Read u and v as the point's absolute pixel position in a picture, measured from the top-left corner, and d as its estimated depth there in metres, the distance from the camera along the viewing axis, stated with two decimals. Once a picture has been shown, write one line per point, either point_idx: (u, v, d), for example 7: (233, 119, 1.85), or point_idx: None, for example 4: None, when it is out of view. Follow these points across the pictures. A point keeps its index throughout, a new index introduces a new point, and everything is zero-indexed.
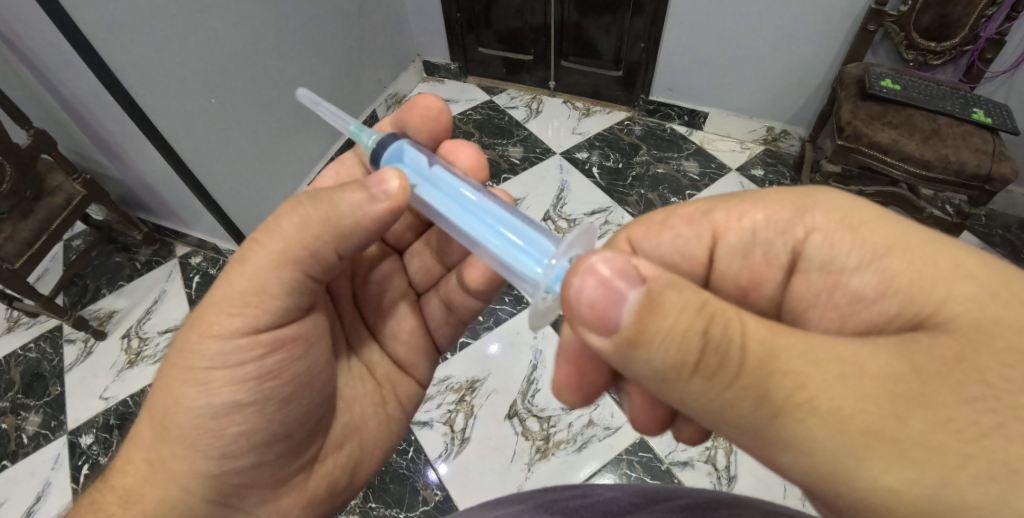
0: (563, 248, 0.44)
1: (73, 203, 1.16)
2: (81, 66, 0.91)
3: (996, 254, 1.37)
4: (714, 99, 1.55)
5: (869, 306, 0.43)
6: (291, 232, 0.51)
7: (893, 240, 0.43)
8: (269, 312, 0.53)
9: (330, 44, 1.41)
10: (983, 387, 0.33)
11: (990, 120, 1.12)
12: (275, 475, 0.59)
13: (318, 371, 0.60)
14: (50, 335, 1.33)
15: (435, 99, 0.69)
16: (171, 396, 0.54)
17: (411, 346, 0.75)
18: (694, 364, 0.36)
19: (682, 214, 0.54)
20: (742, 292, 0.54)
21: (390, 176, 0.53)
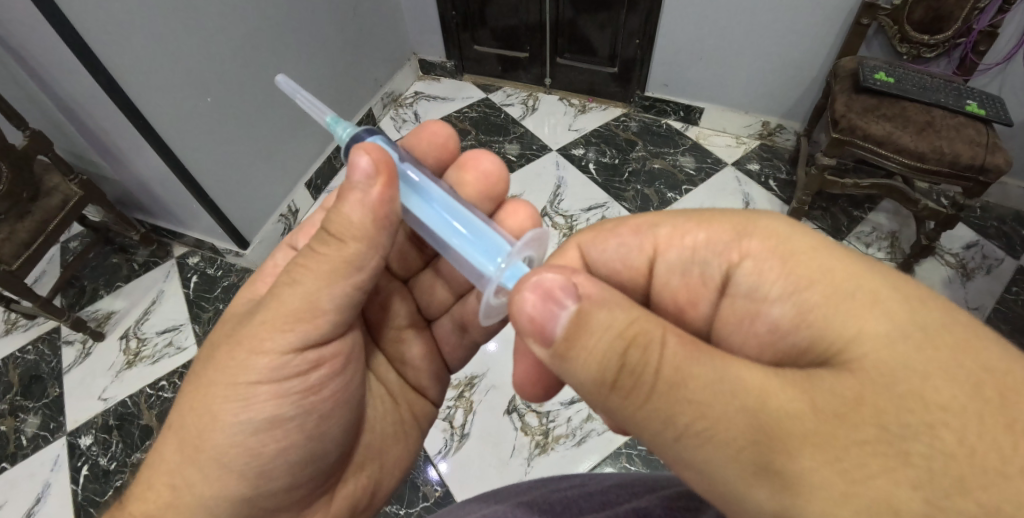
0: (520, 245, 0.49)
1: (69, 204, 1.16)
2: (79, 68, 0.91)
3: (990, 246, 1.37)
4: (710, 94, 1.56)
5: (785, 337, 0.41)
6: (338, 251, 0.51)
7: (816, 271, 0.40)
8: (318, 328, 0.54)
9: (326, 43, 1.41)
10: (878, 431, 0.31)
11: (983, 111, 1.12)
12: (304, 493, 0.59)
13: (353, 388, 0.61)
14: (47, 337, 1.33)
15: (445, 126, 0.71)
16: (207, 411, 0.53)
17: (422, 370, 0.74)
18: (612, 382, 0.37)
19: (630, 224, 0.53)
20: (679, 311, 0.52)
21: (358, 153, 0.49)
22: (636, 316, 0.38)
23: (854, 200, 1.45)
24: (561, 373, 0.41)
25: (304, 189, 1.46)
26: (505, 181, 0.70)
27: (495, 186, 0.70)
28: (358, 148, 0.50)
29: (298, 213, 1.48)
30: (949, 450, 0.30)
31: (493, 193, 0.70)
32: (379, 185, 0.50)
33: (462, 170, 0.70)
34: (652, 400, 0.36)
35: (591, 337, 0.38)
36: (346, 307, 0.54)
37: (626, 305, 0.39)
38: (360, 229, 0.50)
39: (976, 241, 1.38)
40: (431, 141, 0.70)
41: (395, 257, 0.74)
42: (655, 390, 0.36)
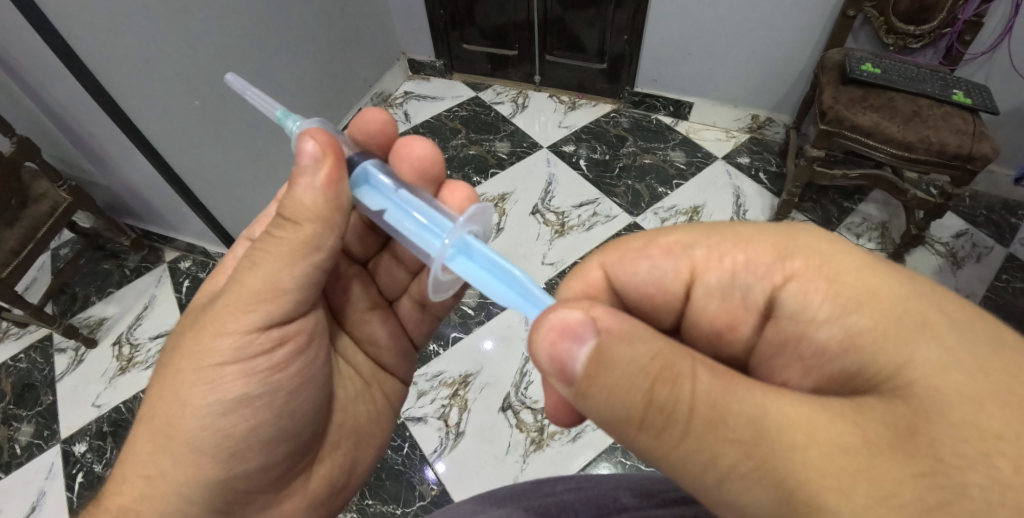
0: (462, 220, 0.49)
1: (58, 211, 1.16)
2: (63, 72, 0.90)
3: (980, 234, 1.38)
4: (699, 89, 1.56)
5: (832, 362, 0.38)
6: (295, 234, 0.51)
7: (866, 294, 0.38)
8: (281, 308, 0.54)
9: (314, 45, 1.41)
10: (934, 462, 0.30)
11: (969, 100, 1.13)
12: (279, 473, 0.59)
13: (320, 365, 0.61)
14: (39, 345, 1.33)
15: (380, 111, 0.69)
16: (175, 397, 0.52)
17: (392, 348, 0.75)
18: (639, 422, 0.35)
19: (662, 244, 0.49)
20: (716, 332, 0.49)
21: (304, 139, 0.51)
22: (661, 348, 0.36)
23: (844, 192, 1.46)
24: (587, 411, 0.38)
25: None
26: (440, 162, 0.68)
27: (433, 169, 0.68)
28: (305, 134, 0.51)
29: None
30: (1006, 480, 0.29)
31: (430, 176, 0.68)
32: (327, 166, 0.51)
33: (398, 159, 0.67)
34: (688, 439, 0.34)
35: (615, 372, 0.35)
36: (309, 286, 0.55)
37: (649, 336, 0.36)
38: (314, 211, 0.51)
39: (965, 230, 1.39)
40: (368, 130, 0.69)
41: (355, 239, 0.73)
42: (690, 430, 0.34)
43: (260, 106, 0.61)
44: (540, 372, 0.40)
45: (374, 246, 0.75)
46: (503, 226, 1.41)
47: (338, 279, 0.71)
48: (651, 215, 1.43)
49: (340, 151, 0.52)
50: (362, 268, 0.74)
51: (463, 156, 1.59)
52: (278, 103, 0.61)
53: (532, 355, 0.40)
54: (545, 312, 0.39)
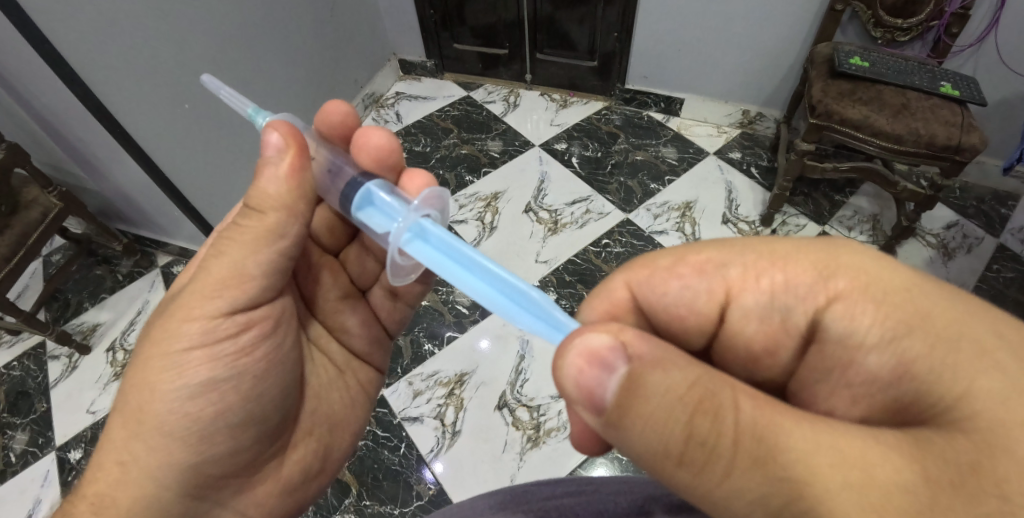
0: (416, 204, 0.51)
1: (49, 216, 1.15)
2: (51, 77, 0.89)
3: (970, 225, 1.39)
4: (690, 85, 1.57)
5: (885, 389, 0.38)
6: (259, 222, 0.52)
7: (917, 317, 0.37)
8: (247, 293, 0.54)
9: (304, 47, 1.41)
10: (999, 502, 0.28)
11: (957, 92, 1.14)
12: (249, 458, 0.59)
13: (287, 350, 0.61)
14: (32, 353, 1.32)
15: (341, 103, 0.69)
16: (144, 383, 0.53)
17: (366, 337, 0.76)
18: (678, 458, 0.34)
19: (692, 262, 0.47)
20: (753, 356, 0.48)
21: (268, 132, 0.53)
22: (698, 375, 0.35)
23: (835, 185, 1.47)
24: (621, 444, 0.37)
25: None
26: (397, 147, 0.67)
27: (391, 156, 0.68)
28: (269, 127, 0.54)
29: None
30: None
31: (387, 164, 0.68)
32: (290, 157, 0.53)
33: (355, 147, 0.67)
34: (733, 476, 0.33)
35: (650, 401, 0.34)
36: (274, 273, 0.55)
37: (684, 364, 0.35)
38: (279, 200, 0.53)
39: (956, 221, 1.40)
40: (328, 121, 0.69)
41: (324, 229, 0.73)
42: (734, 466, 0.33)
43: (232, 104, 0.62)
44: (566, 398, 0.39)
45: (343, 237, 0.75)
46: (496, 225, 1.41)
47: (308, 268, 0.70)
48: (644, 211, 1.43)
49: (304, 144, 0.54)
50: (333, 259, 0.74)
51: (455, 156, 1.59)
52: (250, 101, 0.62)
53: (557, 381, 0.39)
54: (569, 337, 0.38)
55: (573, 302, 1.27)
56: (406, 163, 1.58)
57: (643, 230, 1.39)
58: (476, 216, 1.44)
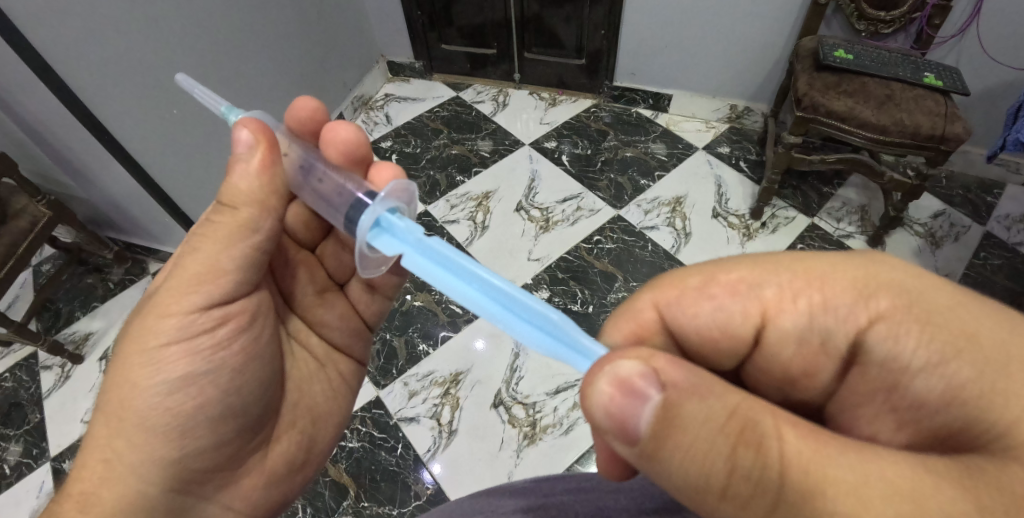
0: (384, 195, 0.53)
1: (39, 225, 1.14)
2: (36, 84, 0.88)
3: (957, 214, 1.41)
4: (677, 81, 1.58)
5: (932, 415, 0.39)
6: (232, 217, 0.54)
7: (962, 338, 0.38)
8: (223, 289, 0.55)
9: (292, 50, 1.41)
10: None
11: (941, 82, 1.15)
12: (232, 452, 0.59)
13: (265, 343, 0.61)
14: (24, 364, 1.31)
15: (310, 99, 0.69)
16: (125, 380, 0.53)
17: (347, 331, 0.76)
18: (721, 491, 0.34)
19: (725, 282, 0.47)
20: (789, 379, 0.48)
21: (238, 129, 0.56)
22: (737, 404, 0.35)
23: (823, 177, 1.48)
24: (657, 474, 0.36)
25: None
26: (366, 141, 0.68)
27: (360, 151, 0.69)
28: (240, 124, 0.56)
29: None
30: None
31: (356, 157, 0.69)
32: (260, 152, 0.56)
33: (324, 142, 0.68)
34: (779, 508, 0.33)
35: (688, 431, 0.34)
36: (249, 267, 0.56)
37: (721, 391, 0.35)
38: (250, 195, 0.55)
39: (943, 210, 1.41)
40: (297, 117, 0.69)
41: (299, 224, 0.72)
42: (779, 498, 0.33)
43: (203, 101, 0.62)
44: (591, 424, 0.39)
45: (319, 232, 0.74)
46: (488, 224, 1.41)
47: (285, 264, 0.70)
48: (635, 207, 1.44)
49: (274, 139, 0.57)
50: (309, 255, 0.74)
51: (446, 156, 1.59)
52: (223, 99, 0.62)
53: (584, 406, 0.38)
54: (598, 363, 0.38)
55: (566, 299, 1.28)
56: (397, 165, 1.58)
57: (635, 226, 1.40)
58: (468, 215, 1.44)
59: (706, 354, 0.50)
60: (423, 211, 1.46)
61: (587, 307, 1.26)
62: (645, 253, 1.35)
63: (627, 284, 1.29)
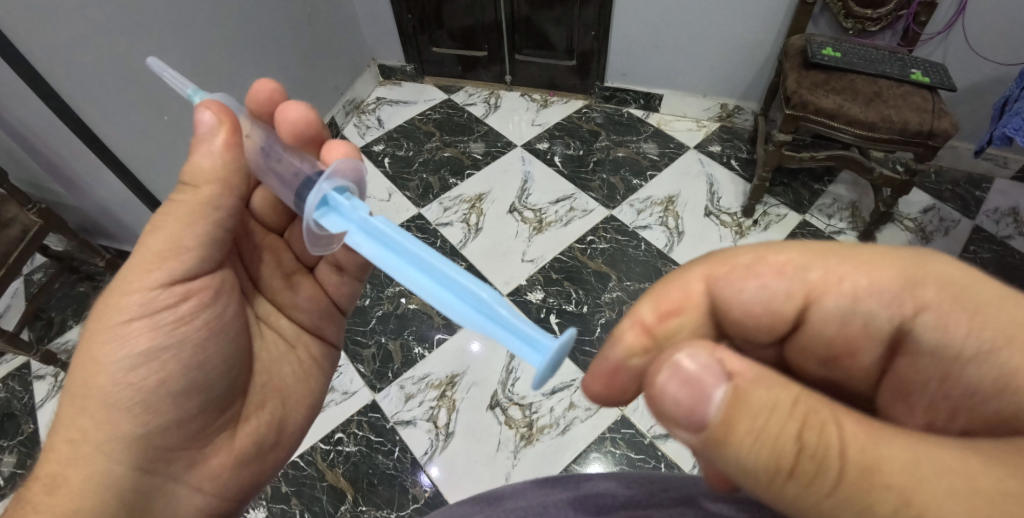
0: (330, 173, 0.52)
1: (30, 234, 1.13)
2: (24, 92, 0.87)
3: (946, 209, 1.42)
4: (666, 81, 1.59)
5: (986, 403, 0.37)
6: (194, 195, 0.55)
7: (1015, 327, 0.36)
8: (185, 265, 0.56)
9: (283, 55, 1.40)
10: None
11: (928, 79, 1.16)
12: (198, 429, 0.58)
13: (229, 320, 0.61)
14: (16, 374, 1.30)
15: (268, 82, 0.69)
16: (89, 358, 0.53)
17: (315, 311, 0.76)
18: (787, 478, 0.33)
19: (772, 262, 0.45)
20: (831, 358, 0.47)
21: (201, 111, 0.57)
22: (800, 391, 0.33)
23: (814, 174, 1.50)
24: (717, 460, 0.35)
25: None
26: (315, 120, 0.66)
27: (310, 129, 0.66)
28: (203, 106, 0.57)
29: None
30: None
31: (306, 137, 0.67)
32: (223, 133, 0.57)
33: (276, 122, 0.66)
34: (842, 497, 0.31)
35: (755, 417, 0.33)
36: (211, 244, 0.57)
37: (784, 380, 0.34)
38: (212, 174, 0.56)
39: (932, 205, 1.43)
40: (256, 100, 0.68)
41: (265, 207, 0.73)
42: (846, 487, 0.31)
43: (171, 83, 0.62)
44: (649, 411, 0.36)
45: (285, 216, 0.75)
46: (482, 226, 1.42)
47: (252, 248, 0.71)
48: (627, 207, 1.44)
49: (236, 121, 0.58)
50: (276, 237, 0.74)
51: (438, 159, 1.59)
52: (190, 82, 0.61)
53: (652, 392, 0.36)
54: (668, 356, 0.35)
55: (560, 299, 1.28)
56: (390, 168, 1.58)
57: (628, 226, 1.41)
58: (460, 217, 1.44)
59: (750, 333, 0.48)
60: (416, 214, 1.46)
61: (582, 308, 1.27)
62: (639, 252, 1.36)
63: (622, 283, 1.30)
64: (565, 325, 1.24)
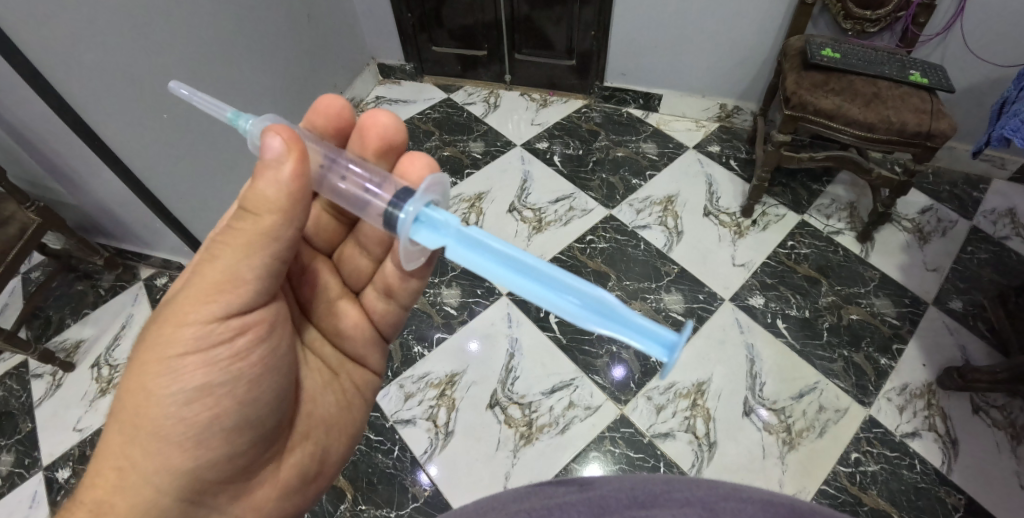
0: (421, 192, 0.54)
1: (29, 232, 1.13)
2: (25, 90, 0.87)
3: (944, 209, 1.43)
4: (666, 82, 1.59)
5: None
6: (253, 225, 0.53)
7: None
8: (242, 298, 0.54)
9: (283, 54, 1.40)
10: None
11: (927, 80, 1.17)
12: (246, 463, 0.58)
13: (284, 354, 0.59)
14: (15, 372, 1.29)
15: (338, 98, 0.71)
16: (140, 389, 0.53)
17: (359, 339, 0.75)
18: None
19: None
20: None
21: (270, 137, 0.53)
22: None
23: (812, 175, 1.50)
24: None
25: None
26: (402, 131, 0.70)
27: (392, 142, 0.70)
28: (270, 132, 0.53)
29: None
30: None
31: (391, 143, 0.70)
32: (292, 162, 0.52)
33: (363, 129, 0.70)
34: None
35: None
36: (268, 277, 0.55)
37: None
38: (276, 203, 0.53)
39: (930, 206, 1.43)
40: (324, 116, 0.70)
41: (316, 230, 0.75)
42: None
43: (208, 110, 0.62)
44: None
45: (337, 236, 0.76)
46: (481, 225, 1.42)
47: (302, 271, 0.72)
48: (627, 207, 1.45)
49: (304, 145, 0.54)
50: (327, 259, 0.76)
51: (438, 158, 1.59)
52: (230, 106, 0.62)
53: None
54: None
55: None
56: None
57: (627, 225, 1.41)
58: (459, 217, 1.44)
59: None
60: None
61: None
62: (637, 251, 1.36)
63: (621, 282, 1.30)
64: (564, 324, 1.24)
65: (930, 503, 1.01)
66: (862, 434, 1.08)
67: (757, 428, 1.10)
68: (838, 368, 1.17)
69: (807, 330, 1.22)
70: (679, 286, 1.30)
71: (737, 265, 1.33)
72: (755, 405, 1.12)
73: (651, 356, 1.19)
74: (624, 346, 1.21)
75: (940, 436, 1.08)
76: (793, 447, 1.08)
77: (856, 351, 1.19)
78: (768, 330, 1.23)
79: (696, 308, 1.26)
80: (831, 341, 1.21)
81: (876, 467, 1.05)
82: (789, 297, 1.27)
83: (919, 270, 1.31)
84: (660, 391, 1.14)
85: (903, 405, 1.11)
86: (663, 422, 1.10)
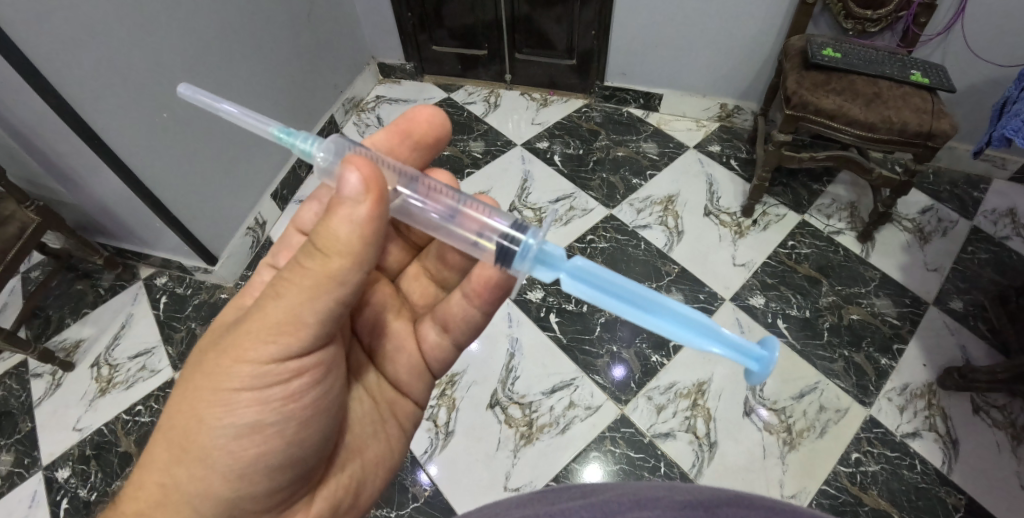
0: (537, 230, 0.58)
1: (28, 231, 1.13)
2: (24, 89, 0.87)
3: (945, 209, 1.42)
4: (667, 81, 1.59)
5: None
6: (322, 266, 0.50)
7: None
8: (300, 342, 0.53)
9: (283, 53, 1.40)
10: None
11: (927, 80, 1.17)
12: (286, 495, 0.58)
13: (334, 396, 0.59)
14: (15, 372, 1.29)
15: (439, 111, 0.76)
16: (193, 415, 0.53)
17: (407, 371, 0.74)
18: None
19: None
20: None
21: (348, 170, 0.49)
22: None
23: (813, 174, 1.50)
24: None
25: (270, 200, 1.44)
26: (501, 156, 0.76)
27: None
28: (350, 165, 0.50)
29: (265, 225, 1.46)
30: None
31: None
32: (368, 203, 0.49)
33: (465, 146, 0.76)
34: None
35: None
36: (329, 322, 0.53)
37: None
38: (346, 245, 0.50)
39: (931, 206, 1.43)
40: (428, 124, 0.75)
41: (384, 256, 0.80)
42: None
43: (250, 129, 0.61)
44: None
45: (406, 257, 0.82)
46: None
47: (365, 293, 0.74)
48: (627, 206, 1.45)
49: (384, 186, 0.51)
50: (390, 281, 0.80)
51: (438, 158, 1.59)
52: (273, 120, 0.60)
53: None
54: None
55: (560, 298, 1.28)
56: None
57: (627, 225, 1.41)
58: None
59: None
60: None
61: (581, 307, 1.27)
62: (638, 251, 1.36)
63: None
64: (564, 324, 1.24)
65: (931, 503, 1.01)
66: (862, 434, 1.08)
67: (757, 428, 1.10)
68: (838, 368, 1.16)
69: (807, 330, 1.22)
70: (680, 286, 1.30)
71: (737, 265, 1.33)
72: (755, 405, 1.12)
73: (651, 356, 1.19)
74: (624, 346, 1.21)
75: (941, 435, 1.08)
76: (793, 447, 1.08)
77: (857, 351, 1.18)
78: (769, 330, 1.23)
79: (697, 307, 1.26)
80: (832, 341, 1.20)
81: (876, 468, 1.05)
82: (790, 297, 1.27)
83: (919, 270, 1.31)
84: (660, 391, 1.14)
85: (904, 405, 1.11)
86: (662, 422, 1.10)
